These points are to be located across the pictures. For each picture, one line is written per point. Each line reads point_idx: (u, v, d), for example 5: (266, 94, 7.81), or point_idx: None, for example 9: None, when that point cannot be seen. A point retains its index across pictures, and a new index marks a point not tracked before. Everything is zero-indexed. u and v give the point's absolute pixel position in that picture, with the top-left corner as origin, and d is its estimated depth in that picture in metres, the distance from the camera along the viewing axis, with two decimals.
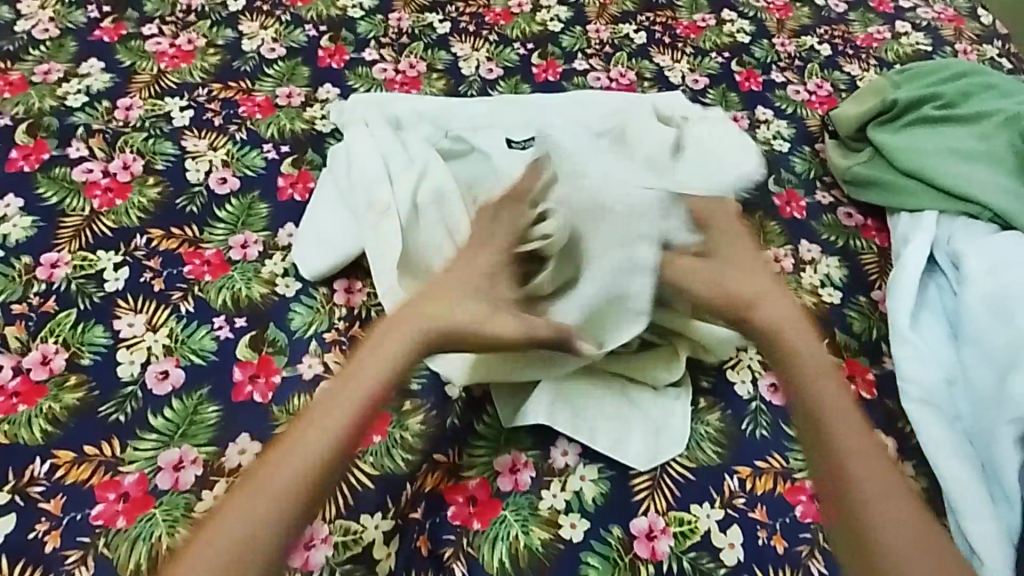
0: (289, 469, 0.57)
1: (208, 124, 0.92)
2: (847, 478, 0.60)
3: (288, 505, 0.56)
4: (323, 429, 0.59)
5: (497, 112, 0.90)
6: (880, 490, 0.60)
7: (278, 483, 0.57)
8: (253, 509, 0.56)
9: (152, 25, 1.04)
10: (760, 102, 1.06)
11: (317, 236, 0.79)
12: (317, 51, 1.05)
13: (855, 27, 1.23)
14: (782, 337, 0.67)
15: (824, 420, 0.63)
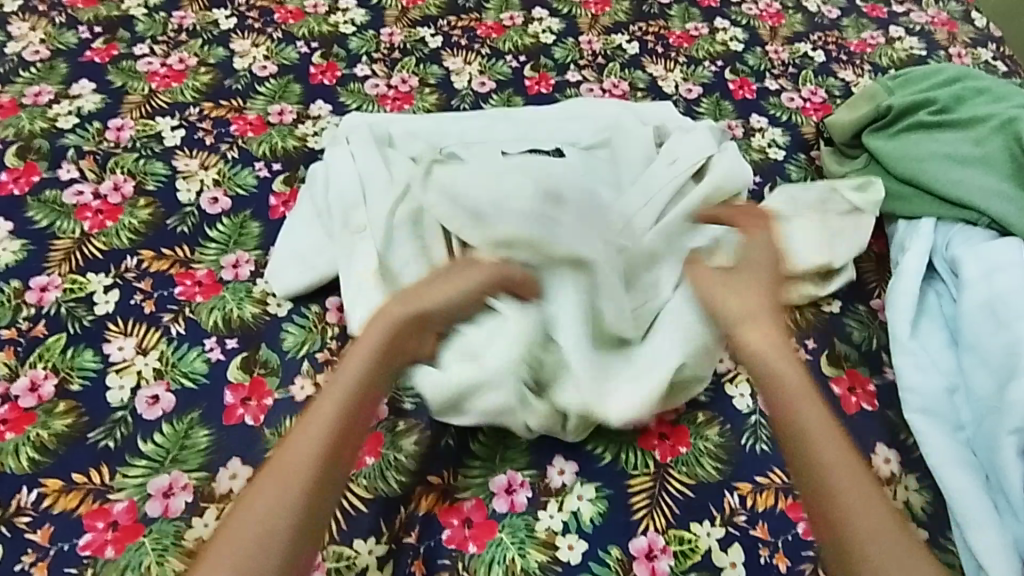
0: (265, 507, 0.54)
1: (199, 143, 0.92)
2: (830, 484, 0.58)
3: (270, 541, 0.53)
4: (291, 468, 0.57)
5: (489, 128, 0.90)
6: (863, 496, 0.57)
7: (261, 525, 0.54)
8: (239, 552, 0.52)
9: (143, 45, 1.04)
10: (754, 111, 1.06)
11: (296, 255, 0.78)
12: (308, 68, 1.05)
13: (849, 33, 1.23)
14: (761, 361, 0.66)
15: (812, 439, 0.60)
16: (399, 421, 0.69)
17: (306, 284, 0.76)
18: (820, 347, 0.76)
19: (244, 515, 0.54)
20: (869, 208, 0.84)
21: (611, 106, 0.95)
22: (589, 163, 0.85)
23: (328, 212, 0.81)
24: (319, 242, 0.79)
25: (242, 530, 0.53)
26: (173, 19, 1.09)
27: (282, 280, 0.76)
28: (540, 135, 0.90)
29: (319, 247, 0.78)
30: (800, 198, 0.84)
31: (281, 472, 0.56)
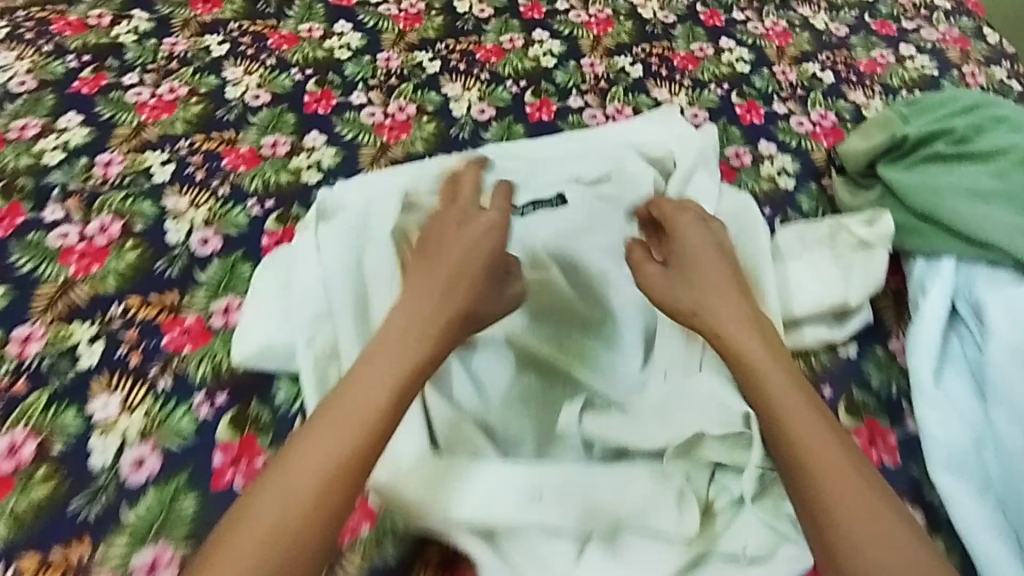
0: (316, 456, 0.55)
1: (191, 179, 0.88)
2: (823, 467, 0.57)
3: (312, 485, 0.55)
4: (347, 420, 0.57)
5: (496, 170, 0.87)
6: (817, 484, 0.56)
7: (305, 471, 0.55)
8: (283, 496, 0.54)
9: (133, 75, 1.01)
10: (763, 135, 1.04)
11: (269, 312, 0.73)
12: (303, 95, 1.02)
13: (858, 52, 1.21)
14: (726, 334, 0.66)
15: (791, 435, 0.59)
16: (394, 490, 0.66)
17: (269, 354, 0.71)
18: (839, 394, 0.73)
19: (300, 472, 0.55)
20: (879, 242, 0.79)
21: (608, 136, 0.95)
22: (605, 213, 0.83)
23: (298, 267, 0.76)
24: (283, 299, 0.74)
25: (294, 481, 0.55)
26: (164, 46, 1.06)
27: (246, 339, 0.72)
28: (545, 176, 0.87)
29: (283, 306, 0.73)
30: (806, 236, 0.81)
31: (337, 423, 0.57)
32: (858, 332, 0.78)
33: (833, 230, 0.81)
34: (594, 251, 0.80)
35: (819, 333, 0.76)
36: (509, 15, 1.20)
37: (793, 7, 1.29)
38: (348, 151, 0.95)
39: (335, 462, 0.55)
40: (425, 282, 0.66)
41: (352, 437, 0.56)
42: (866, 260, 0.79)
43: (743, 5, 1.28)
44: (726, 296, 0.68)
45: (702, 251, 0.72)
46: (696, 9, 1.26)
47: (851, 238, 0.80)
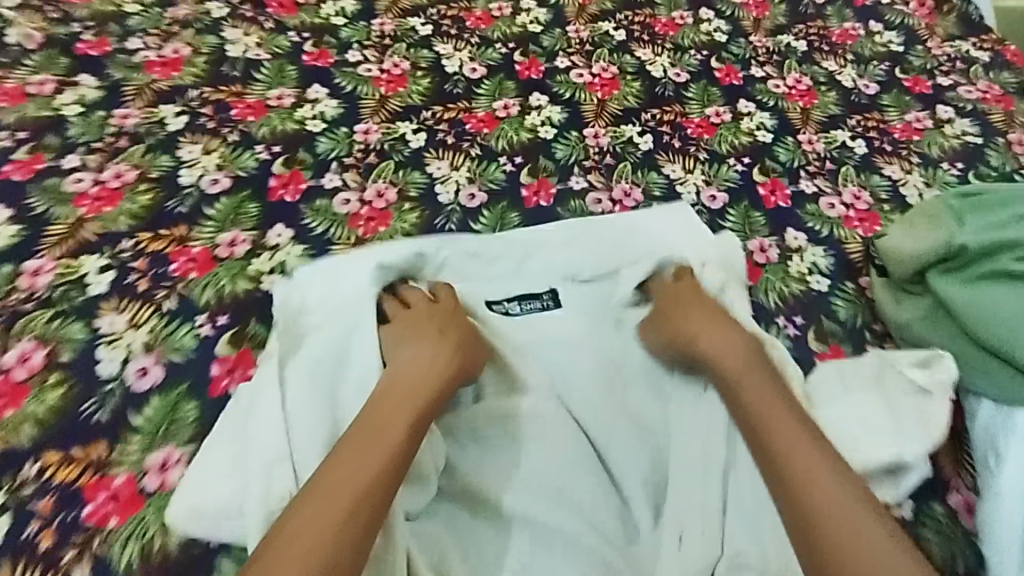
0: (342, 485, 0.56)
1: (131, 290, 0.78)
2: (815, 480, 0.59)
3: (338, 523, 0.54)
4: (372, 441, 0.59)
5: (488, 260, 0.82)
6: (820, 503, 0.57)
7: (328, 502, 0.55)
8: (320, 506, 0.54)
9: (75, 156, 0.89)
10: (789, 222, 0.92)
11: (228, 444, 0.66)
12: (269, 179, 0.90)
13: (891, 114, 1.09)
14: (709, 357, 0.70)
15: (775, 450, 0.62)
16: None
17: (215, 521, 0.62)
18: None
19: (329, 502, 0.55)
20: (938, 387, 0.70)
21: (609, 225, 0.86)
22: (600, 329, 0.77)
23: (255, 405, 0.67)
24: (235, 440, 0.66)
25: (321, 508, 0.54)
26: (113, 118, 0.95)
27: (188, 502, 0.62)
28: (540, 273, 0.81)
29: (236, 450, 0.65)
30: (851, 376, 0.72)
31: (363, 445, 0.58)
32: (914, 490, 0.68)
33: (881, 370, 0.72)
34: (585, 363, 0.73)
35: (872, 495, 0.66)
36: (503, 74, 1.08)
37: (817, 61, 1.17)
38: (318, 251, 0.84)
39: (360, 494, 0.55)
40: (419, 340, 0.69)
41: (375, 464, 0.57)
42: (922, 409, 0.70)
43: (762, 59, 1.16)
44: (717, 320, 0.72)
45: (699, 290, 0.76)
46: (711, 65, 1.14)
47: (904, 381, 0.71)
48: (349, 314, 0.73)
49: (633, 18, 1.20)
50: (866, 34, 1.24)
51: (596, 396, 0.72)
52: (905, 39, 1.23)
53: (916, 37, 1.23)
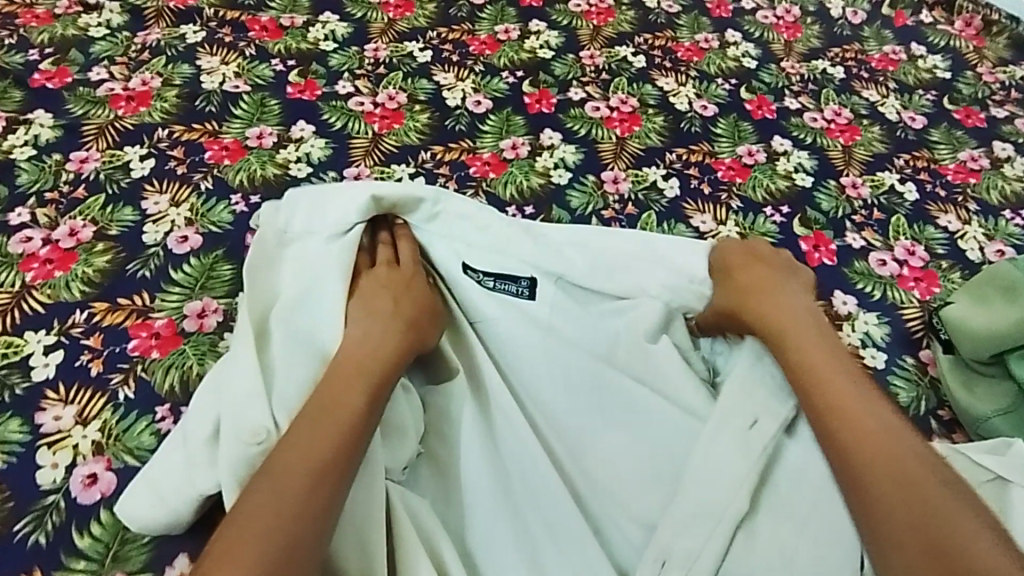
0: (295, 457, 0.53)
1: (83, 374, 0.67)
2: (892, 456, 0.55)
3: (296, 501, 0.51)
4: (332, 406, 0.57)
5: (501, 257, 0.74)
6: (895, 460, 0.55)
7: (280, 479, 0.52)
8: (282, 473, 0.53)
9: (23, 210, 0.79)
10: (836, 284, 0.81)
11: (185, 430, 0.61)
12: (247, 235, 0.79)
13: (942, 151, 0.98)
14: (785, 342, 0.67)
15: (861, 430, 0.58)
16: None
17: (171, 509, 0.59)
18: None
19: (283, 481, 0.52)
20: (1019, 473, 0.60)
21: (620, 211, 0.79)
22: (597, 324, 0.72)
23: (220, 380, 0.62)
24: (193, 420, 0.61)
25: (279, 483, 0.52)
26: (70, 163, 0.84)
27: (148, 499, 0.59)
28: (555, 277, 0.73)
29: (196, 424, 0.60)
30: None
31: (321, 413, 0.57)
32: None
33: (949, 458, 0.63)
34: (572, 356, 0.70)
35: None
36: (511, 107, 0.97)
37: (857, 90, 1.06)
38: None
39: (323, 463, 0.53)
40: (371, 313, 0.66)
41: (335, 433, 0.55)
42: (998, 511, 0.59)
43: (796, 88, 1.05)
44: (789, 308, 0.70)
45: (766, 279, 0.73)
46: (740, 95, 1.03)
47: (976, 468, 0.61)
48: (317, 278, 0.68)
49: (653, 41, 1.09)
50: (909, 58, 1.13)
51: (570, 392, 0.69)
52: (952, 64, 1.12)
53: (963, 62, 1.13)
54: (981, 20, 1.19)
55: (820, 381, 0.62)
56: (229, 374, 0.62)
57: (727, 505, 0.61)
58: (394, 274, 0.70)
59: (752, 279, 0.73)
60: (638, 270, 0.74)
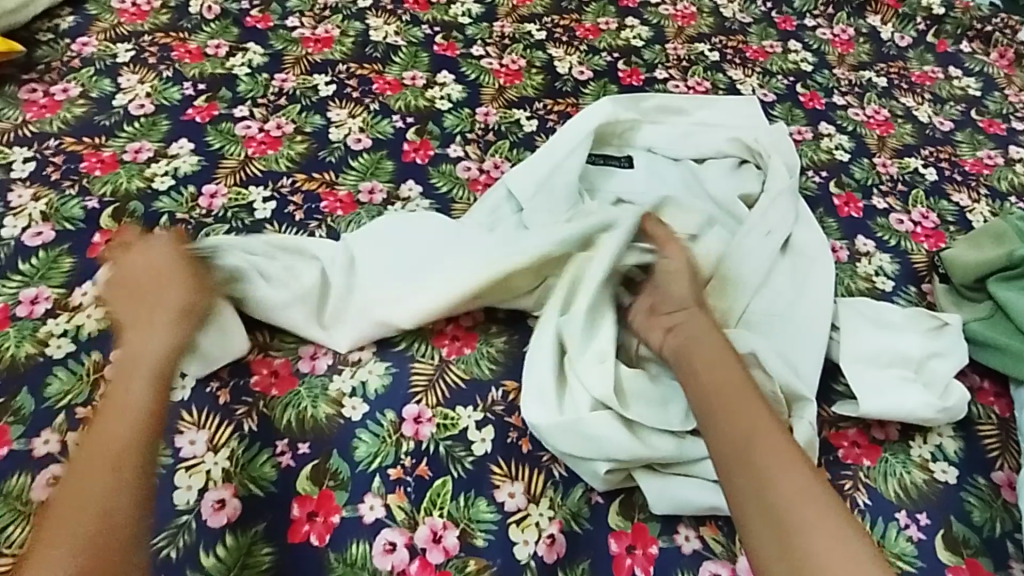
0: (97, 461, 0.58)
1: (289, 218, 0.92)
2: (770, 470, 0.61)
3: (119, 460, 0.58)
4: (117, 415, 0.61)
5: (617, 127, 1.02)
6: (786, 462, 0.62)
7: (85, 494, 0.56)
8: (79, 505, 0.55)
9: (243, 108, 1.05)
10: (860, 231, 1.01)
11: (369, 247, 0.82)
12: (403, 144, 1.04)
13: (963, 149, 1.18)
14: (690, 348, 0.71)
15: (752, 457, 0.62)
16: (469, 560, 0.64)
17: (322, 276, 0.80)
18: (935, 525, 0.70)
19: (81, 473, 0.57)
20: (951, 316, 0.82)
21: (696, 119, 1.07)
22: (662, 186, 0.98)
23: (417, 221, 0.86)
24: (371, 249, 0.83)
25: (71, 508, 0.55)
26: (274, 81, 1.10)
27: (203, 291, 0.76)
28: (648, 137, 1.03)
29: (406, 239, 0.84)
30: (883, 309, 0.82)
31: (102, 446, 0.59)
32: (956, 410, 0.76)
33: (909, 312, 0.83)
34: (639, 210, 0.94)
35: (917, 399, 0.75)
36: (608, 79, 1.21)
37: (896, 96, 1.27)
38: (440, 205, 0.97)
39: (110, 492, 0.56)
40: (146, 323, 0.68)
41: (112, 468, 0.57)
42: (945, 344, 0.80)
43: (844, 89, 1.27)
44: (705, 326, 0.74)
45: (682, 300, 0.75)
46: (797, 90, 1.25)
47: (929, 317, 0.82)
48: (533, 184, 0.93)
49: (727, 42, 1.32)
50: (946, 77, 1.33)
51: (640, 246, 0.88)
52: (983, 86, 1.32)
53: (993, 85, 1.32)
54: (1013, 54, 1.39)
55: (734, 385, 0.68)
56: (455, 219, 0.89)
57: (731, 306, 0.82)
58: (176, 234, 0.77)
59: (781, 176, 0.96)
60: (706, 135, 1.03)
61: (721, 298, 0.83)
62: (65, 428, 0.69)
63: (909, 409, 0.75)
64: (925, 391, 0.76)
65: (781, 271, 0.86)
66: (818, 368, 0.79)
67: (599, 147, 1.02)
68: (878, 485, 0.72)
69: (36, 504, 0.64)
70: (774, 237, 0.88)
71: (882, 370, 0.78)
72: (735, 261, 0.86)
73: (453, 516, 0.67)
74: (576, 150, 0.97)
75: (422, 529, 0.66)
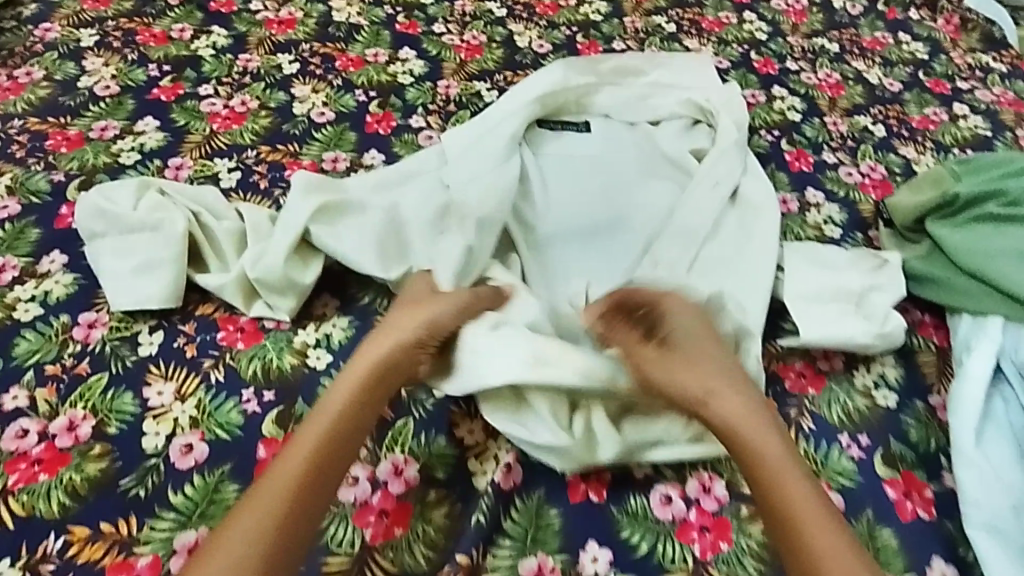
0: (284, 472, 0.61)
1: (253, 187, 0.94)
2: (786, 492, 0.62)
3: (294, 472, 0.61)
4: (315, 423, 0.64)
5: (572, 86, 1.05)
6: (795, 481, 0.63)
7: (264, 498, 0.59)
8: (255, 513, 0.58)
9: (208, 86, 1.07)
10: (810, 183, 1.04)
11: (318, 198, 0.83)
12: (365, 116, 1.07)
13: (911, 108, 1.22)
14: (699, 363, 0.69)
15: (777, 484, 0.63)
16: (429, 491, 0.67)
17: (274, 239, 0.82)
18: (875, 445, 0.73)
19: (267, 479, 0.61)
20: (892, 254, 0.86)
21: (653, 80, 1.10)
22: (616, 146, 1.01)
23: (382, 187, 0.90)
24: (341, 203, 0.83)
25: (260, 494, 0.59)
26: (239, 61, 1.12)
27: (122, 299, 0.76)
28: (603, 100, 1.06)
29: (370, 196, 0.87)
30: (828, 251, 0.86)
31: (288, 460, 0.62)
32: (894, 338, 0.79)
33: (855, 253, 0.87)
34: (592, 169, 0.97)
35: (855, 330, 0.79)
36: (566, 51, 1.25)
37: (847, 61, 1.31)
38: None
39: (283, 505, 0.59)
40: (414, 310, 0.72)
41: (291, 477, 0.60)
42: (887, 280, 0.84)
43: (797, 56, 1.31)
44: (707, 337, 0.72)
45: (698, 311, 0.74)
46: (751, 57, 1.29)
47: (871, 256, 0.86)
48: (482, 145, 0.95)
49: (683, 15, 1.36)
50: (895, 43, 1.37)
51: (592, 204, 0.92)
52: (931, 50, 1.36)
53: (940, 48, 1.37)
54: (960, 18, 1.43)
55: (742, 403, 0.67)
56: (407, 179, 0.92)
57: (680, 255, 0.86)
58: (140, 196, 0.81)
59: (731, 133, 1.00)
60: (660, 97, 1.07)
61: (670, 247, 0.86)
62: (33, 385, 0.71)
63: (847, 337, 0.78)
64: (864, 322, 0.80)
65: (731, 222, 0.90)
66: (760, 306, 0.81)
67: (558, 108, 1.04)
68: (821, 412, 0.75)
69: (6, 454, 0.65)
70: (723, 190, 0.92)
71: (826, 305, 0.81)
72: (685, 213, 0.89)
73: (414, 451, 0.69)
74: (529, 113, 0.99)
75: (384, 463, 0.68)
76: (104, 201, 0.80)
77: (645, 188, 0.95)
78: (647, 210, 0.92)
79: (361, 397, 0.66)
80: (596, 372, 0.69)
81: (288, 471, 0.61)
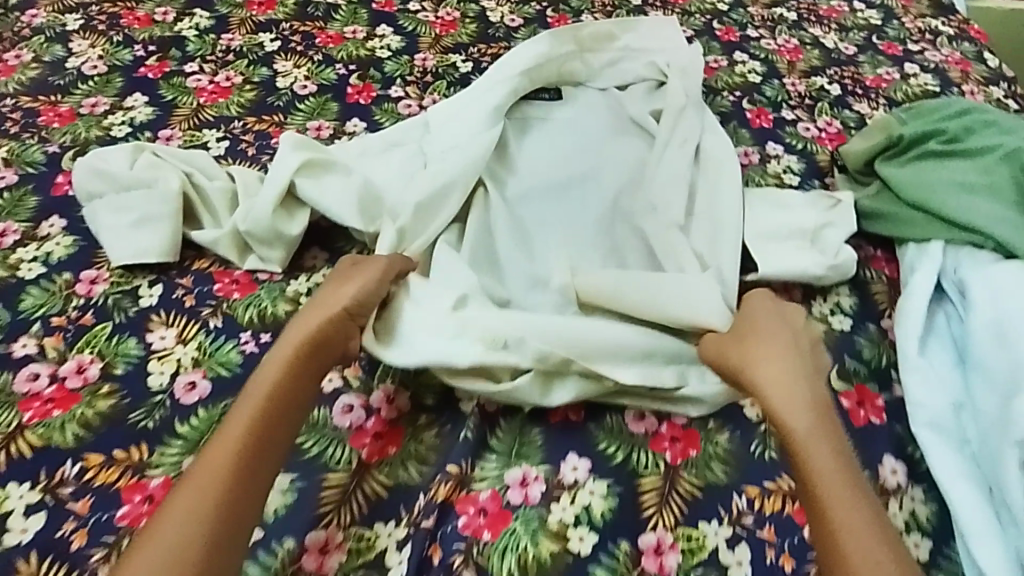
0: (217, 456, 0.61)
1: (241, 153, 0.98)
2: (822, 483, 0.62)
3: (229, 456, 0.61)
4: (247, 404, 0.65)
5: (550, 51, 1.08)
6: (838, 472, 0.62)
7: (204, 481, 0.59)
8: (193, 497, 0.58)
9: (194, 64, 1.11)
10: (770, 138, 1.11)
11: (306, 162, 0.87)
12: (346, 88, 1.11)
13: (865, 69, 1.29)
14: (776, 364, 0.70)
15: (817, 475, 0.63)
16: (419, 416, 0.72)
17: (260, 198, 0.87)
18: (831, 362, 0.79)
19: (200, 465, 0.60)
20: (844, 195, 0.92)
21: (620, 47, 1.15)
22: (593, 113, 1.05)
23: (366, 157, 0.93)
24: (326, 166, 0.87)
25: (200, 478, 0.59)
26: (222, 40, 1.17)
27: (121, 253, 0.80)
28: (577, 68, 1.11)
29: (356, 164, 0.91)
30: (784, 194, 0.92)
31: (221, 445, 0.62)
32: (846, 269, 0.85)
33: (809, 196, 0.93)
34: (568, 133, 1.01)
35: (810, 263, 0.85)
36: (537, 25, 1.30)
37: (805, 28, 1.38)
38: None
39: (224, 488, 0.59)
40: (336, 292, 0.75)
41: (226, 459, 0.60)
42: (838, 218, 0.90)
43: (757, 24, 1.37)
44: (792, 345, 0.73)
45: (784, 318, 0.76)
46: (713, 26, 1.35)
47: (825, 198, 0.92)
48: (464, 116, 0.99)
49: None
50: (850, 10, 1.44)
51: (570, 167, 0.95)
52: (884, 16, 1.43)
53: (893, 14, 1.44)
54: None
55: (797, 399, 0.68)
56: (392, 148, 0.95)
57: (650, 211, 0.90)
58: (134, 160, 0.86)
59: (694, 98, 1.05)
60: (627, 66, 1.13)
61: (639, 202, 0.92)
62: (40, 334, 0.75)
63: (802, 270, 0.84)
64: (818, 257, 0.86)
65: (697, 178, 0.95)
66: (731, 252, 0.85)
67: (542, 76, 1.07)
68: None
69: (19, 394, 0.70)
70: (688, 151, 0.97)
71: (783, 243, 0.87)
72: (654, 174, 0.95)
73: (405, 382, 0.74)
74: (508, 82, 1.03)
75: (376, 393, 0.73)
76: (101, 166, 0.85)
77: (618, 150, 0.99)
78: (619, 166, 0.96)
79: (285, 378, 0.67)
80: (567, 327, 0.72)
81: (224, 452, 0.61)
